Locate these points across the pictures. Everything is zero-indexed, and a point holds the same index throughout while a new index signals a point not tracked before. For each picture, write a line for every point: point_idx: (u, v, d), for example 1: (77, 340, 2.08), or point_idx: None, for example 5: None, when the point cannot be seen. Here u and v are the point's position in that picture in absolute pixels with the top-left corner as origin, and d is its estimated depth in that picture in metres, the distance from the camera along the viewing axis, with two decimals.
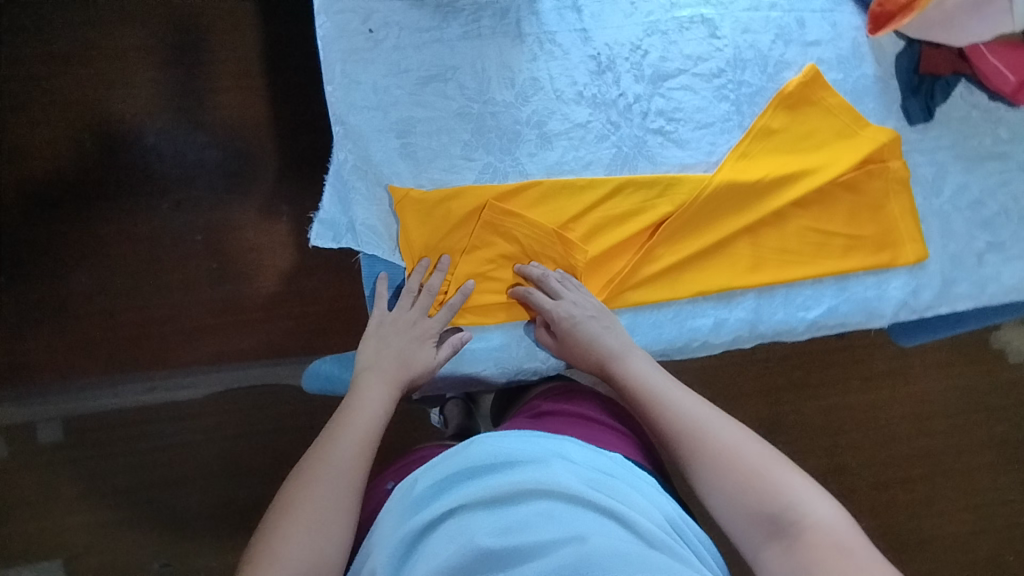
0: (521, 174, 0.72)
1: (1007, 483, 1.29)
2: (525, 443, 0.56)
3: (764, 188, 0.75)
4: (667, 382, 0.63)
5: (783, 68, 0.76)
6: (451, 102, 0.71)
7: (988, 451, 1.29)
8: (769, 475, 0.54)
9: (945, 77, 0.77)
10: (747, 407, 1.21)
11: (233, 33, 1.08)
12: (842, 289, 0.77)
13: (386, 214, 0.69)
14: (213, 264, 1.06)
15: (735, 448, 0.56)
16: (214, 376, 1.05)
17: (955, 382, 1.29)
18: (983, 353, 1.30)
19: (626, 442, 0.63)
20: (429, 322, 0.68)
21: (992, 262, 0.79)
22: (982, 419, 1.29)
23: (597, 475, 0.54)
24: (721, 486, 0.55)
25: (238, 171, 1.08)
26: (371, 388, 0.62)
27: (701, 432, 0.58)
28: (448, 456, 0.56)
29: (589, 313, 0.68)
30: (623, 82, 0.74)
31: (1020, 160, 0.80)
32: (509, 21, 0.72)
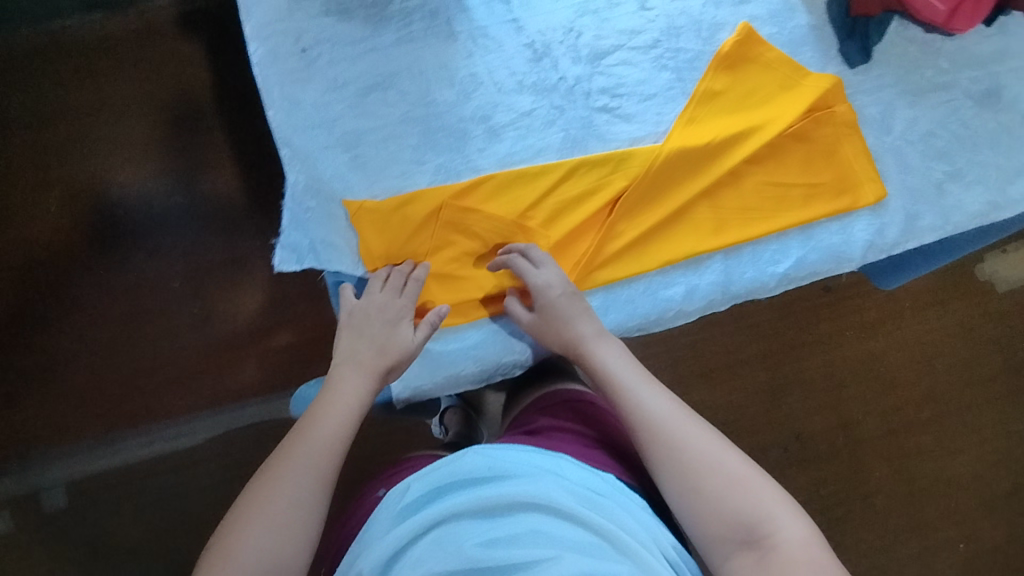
0: (474, 170, 0.72)
1: (1014, 412, 1.30)
2: (520, 458, 0.56)
3: (714, 151, 0.75)
4: (632, 372, 0.60)
5: (717, 30, 0.77)
6: (394, 109, 0.71)
7: (988, 381, 1.30)
8: (740, 481, 0.51)
9: (877, 16, 0.77)
10: (745, 373, 1.22)
11: (182, 76, 1.09)
12: (808, 239, 0.77)
13: (345, 228, 0.70)
14: (194, 306, 1.06)
15: (705, 449, 0.53)
16: (211, 420, 1.05)
17: (946, 318, 1.30)
18: (969, 287, 1.31)
19: (623, 465, 0.62)
20: (400, 301, 0.66)
21: (951, 191, 0.80)
22: (979, 351, 1.30)
23: (591, 496, 0.52)
24: (690, 484, 0.52)
25: (207, 211, 1.08)
26: (348, 384, 0.61)
27: (670, 428, 0.55)
28: (438, 465, 0.56)
29: (569, 289, 0.67)
30: (562, 65, 0.74)
31: (965, 87, 0.81)
32: (440, 21, 0.73)
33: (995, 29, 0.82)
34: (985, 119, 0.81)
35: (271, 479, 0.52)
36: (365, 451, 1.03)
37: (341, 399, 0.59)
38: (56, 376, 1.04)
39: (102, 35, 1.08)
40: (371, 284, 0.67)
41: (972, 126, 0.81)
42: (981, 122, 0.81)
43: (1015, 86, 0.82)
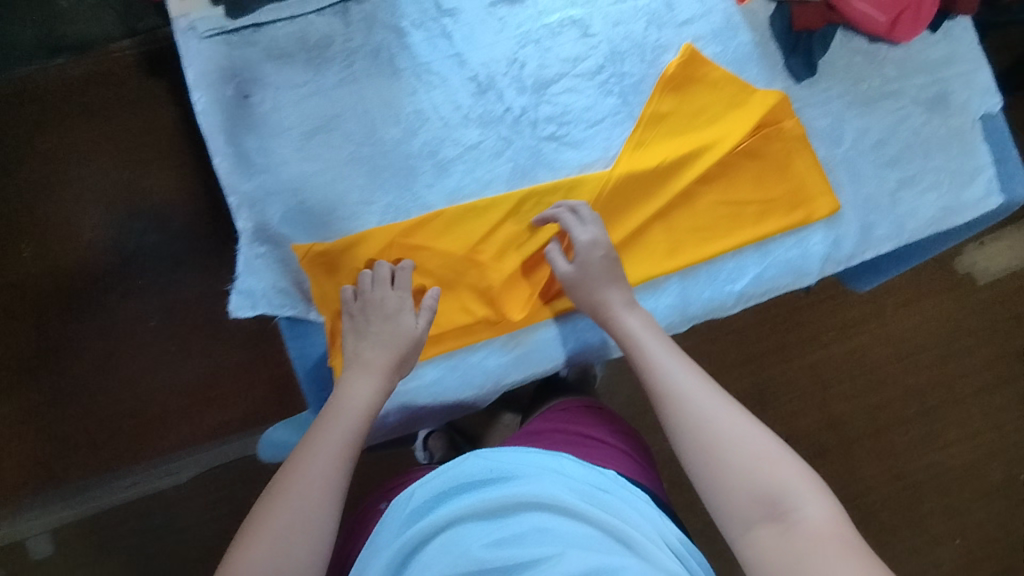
0: (423, 207, 0.72)
1: (1002, 402, 1.30)
2: (524, 456, 0.59)
3: (664, 173, 0.75)
4: (659, 348, 0.65)
5: (661, 52, 0.77)
6: (340, 150, 0.71)
7: (975, 374, 1.29)
8: (762, 456, 0.56)
9: (820, 31, 0.76)
10: (731, 379, 1.22)
11: (141, 111, 1.06)
12: (765, 255, 0.77)
13: (296, 273, 0.70)
14: (169, 346, 1.05)
15: (729, 425, 0.58)
16: (195, 458, 1.04)
17: (929, 314, 1.29)
18: (952, 280, 1.30)
19: (621, 460, 0.67)
20: (393, 292, 0.67)
21: (906, 199, 0.80)
22: (965, 344, 1.30)
23: (593, 491, 0.56)
24: (713, 453, 0.57)
25: (175, 252, 1.07)
26: (357, 388, 0.63)
27: (696, 403, 0.60)
28: (441, 470, 0.59)
29: (610, 257, 0.70)
30: (507, 96, 0.74)
31: (914, 94, 0.81)
32: (381, 60, 0.72)
33: (940, 33, 0.82)
34: (935, 125, 0.81)
35: (288, 493, 0.55)
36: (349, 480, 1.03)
37: (352, 406, 0.62)
38: (36, 423, 1.03)
39: (54, 77, 1.04)
40: (361, 281, 0.68)
41: (923, 133, 0.81)
42: (931, 128, 0.81)
43: (963, 90, 0.82)
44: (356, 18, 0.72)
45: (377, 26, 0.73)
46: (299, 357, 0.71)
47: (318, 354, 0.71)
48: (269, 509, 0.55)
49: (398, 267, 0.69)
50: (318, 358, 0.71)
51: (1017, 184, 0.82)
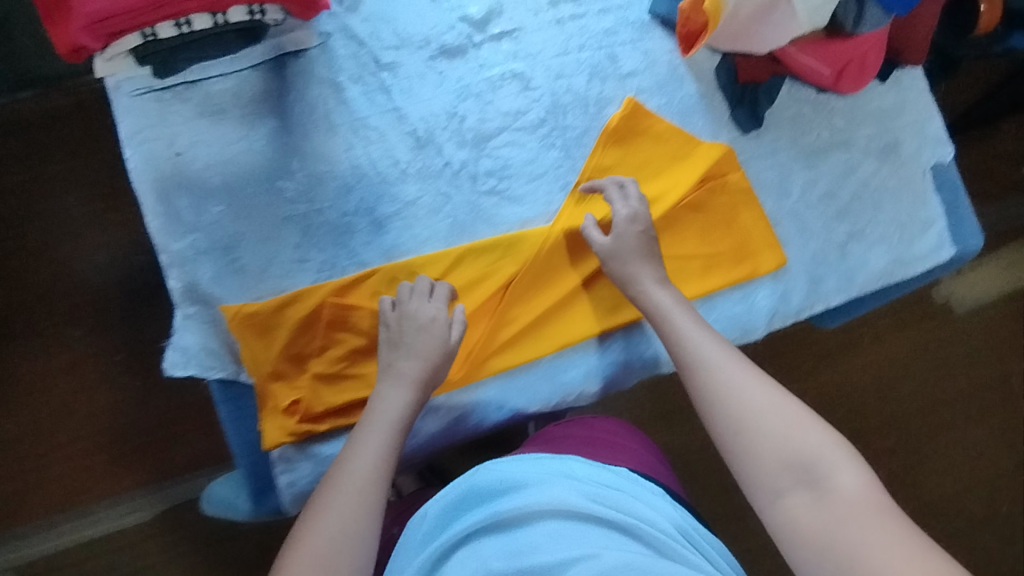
0: (360, 264, 0.71)
1: (977, 433, 1.29)
2: (534, 466, 0.59)
3: (608, 228, 0.74)
4: (688, 324, 0.67)
5: (604, 105, 0.76)
6: (275, 207, 0.70)
7: (950, 405, 1.28)
8: (793, 428, 0.58)
9: (765, 82, 0.76)
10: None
11: (88, 134, 0.99)
12: (712, 310, 0.76)
13: (226, 335, 0.69)
14: (114, 384, 0.99)
15: (760, 397, 0.60)
16: (140, 501, 0.99)
17: (905, 344, 1.27)
18: (929, 309, 1.29)
19: (627, 454, 0.70)
20: (429, 304, 0.68)
21: (855, 251, 0.79)
22: (939, 376, 1.28)
23: (602, 490, 0.56)
24: (744, 424, 0.59)
25: (111, 283, 1.00)
26: (391, 398, 0.65)
27: (728, 377, 0.62)
28: (454, 485, 0.60)
29: (643, 236, 0.70)
30: (447, 150, 0.73)
31: (863, 145, 0.80)
32: (318, 116, 0.71)
33: (890, 82, 0.81)
34: (884, 176, 0.80)
35: (324, 511, 0.58)
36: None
37: (386, 413, 0.64)
38: None
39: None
40: (401, 292, 0.69)
41: (872, 184, 0.80)
42: (880, 179, 0.80)
43: (913, 140, 0.81)
44: (293, 73, 0.71)
45: (314, 80, 0.71)
46: (229, 419, 0.69)
47: (248, 416, 0.69)
48: (309, 527, 0.57)
49: (436, 282, 0.70)
50: (248, 420, 0.69)
51: (969, 235, 0.81)
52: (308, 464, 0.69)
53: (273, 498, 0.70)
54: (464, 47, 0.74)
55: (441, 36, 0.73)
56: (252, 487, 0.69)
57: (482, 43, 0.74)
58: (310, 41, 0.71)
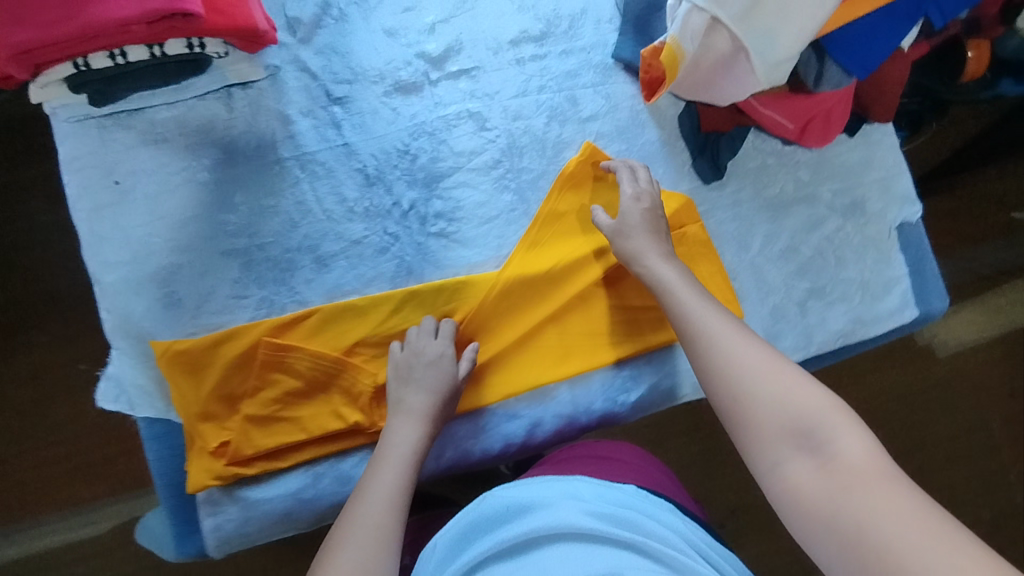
0: (300, 303, 0.69)
1: (955, 482, 1.25)
2: (540, 489, 0.59)
3: (558, 276, 0.72)
4: (691, 295, 0.64)
5: (562, 148, 0.74)
6: (214, 241, 0.68)
7: (930, 449, 1.25)
8: (793, 392, 0.54)
9: (729, 131, 0.75)
10: (682, 448, 1.12)
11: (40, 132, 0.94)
12: (661, 364, 0.75)
13: (157, 371, 0.67)
14: (50, 398, 0.94)
15: (760, 361, 0.57)
16: (98, 513, 0.94)
17: (886, 385, 1.25)
18: (911, 352, 1.26)
19: (637, 473, 0.67)
20: (435, 342, 0.67)
21: (815, 309, 0.76)
22: (920, 419, 1.25)
23: (610, 509, 0.56)
24: (742, 390, 0.56)
25: (56, 292, 0.94)
26: (403, 434, 0.64)
27: (727, 341, 0.59)
28: (464, 514, 0.60)
29: (642, 210, 0.69)
30: (397, 189, 0.71)
31: (828, 200, 0.78)
32: (265, 149, 0.69)
33: (858, 137, 0.79)
34: (849, 232, 0.78)
35: (342, 548, 0.56)
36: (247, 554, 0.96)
37: (398, 451, 0.63)
38: None
39: None
40: (408, 336, 0.68)
41: (836, 241, 0.78)
42: (845, 235, 0.78)
43: (880, 198, 0.79)
44: (240, 104, 0.69)
45: (262, 113, 0.69)
46: (154, 458, 0.67)
47: (176, 455, 0.68)
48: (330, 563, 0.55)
49: (442, 320, 0.69)
50: (175, 460, 0.68)
51: (934, 297, 0.80)
52: (233, 509, 0.67)
53: (198, 541, 0.68)
54: (420, 83, 0.72)
55: (396, 72, 0.72)
56: (177, 529, 0.68)
57: (439, 80, 0.73)
58: (257, 74, 0.69)
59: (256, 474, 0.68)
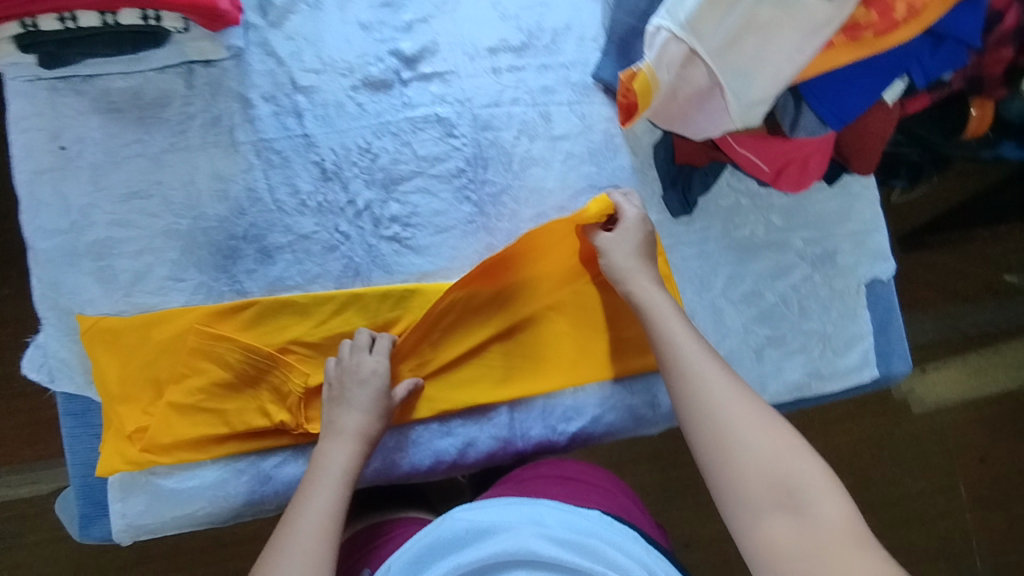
0: (238, 293, 0.67)
1: (921, 541, 1.22)
2: (502, 511, 0.58)
3: (508, 294, 0.70)
4: (685, 332, 0.63)
5: (530, 164, 0.72)
6: (156, 219, 0.66)
7: (897, 505, 1.22)
8: (776, 452, 0.54)
9: (703, 167, 0.72)
10: (637, 476, 1.09)
11: None
12: (608, 397, 0.72)
13: (80, 346, 0.65)
14: None
15: (745, 410, 0.56)
16: (38, 474, 0.93)
17: (856, 436, 1.22)
18: (887, 404, 1.24)
19: (603, 498, 0.65)
20: (370, 358, 0.65)
21: (772, 357, 0.74)
22: (887, 474, 1.22)
23: (572, 537, 0.54)
24: (728, 437, 0.55)
25: (16, 249, 0.93)
26: (333, 455, 0.61)
27: (714, 385, 0.58)
28: (422, 535, 0.58)
29: (638, 240, 0.68)
30: (353, 187, 0.69)
31: (799, 248, 0.76)
32: (220, 130, 0.67)
33: (837, 186, 0.77)
34: (816, 283, 0.76)
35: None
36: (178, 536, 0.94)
37: (328, 472, 0.60)
38: None
39: None
40: (341, 351, 0.65)
41: (803, 290, 0.75)
42: (812, 286, 0.76)
43: (852, 251, 0.77)
44: (201, 81, 0.67)
45: (222, 93, 0.67)
46: (68, 435, 0.65)
47: (90, 435, 0.65)
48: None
49: (379, 333, 0.67)
50: (89, 439, 0.65)
51: (896, 358, 0.78)
52: (144, 496, 0.64)
53: (104, 525, 0.65)
54: (390, 81, 0.70)
55: (366, 67, 0.70)
56: (83, 510, 0.65)
57: (410, 80, 0.71)
58: (219, 54, 0.67)
59: (168, 465, 0.64)
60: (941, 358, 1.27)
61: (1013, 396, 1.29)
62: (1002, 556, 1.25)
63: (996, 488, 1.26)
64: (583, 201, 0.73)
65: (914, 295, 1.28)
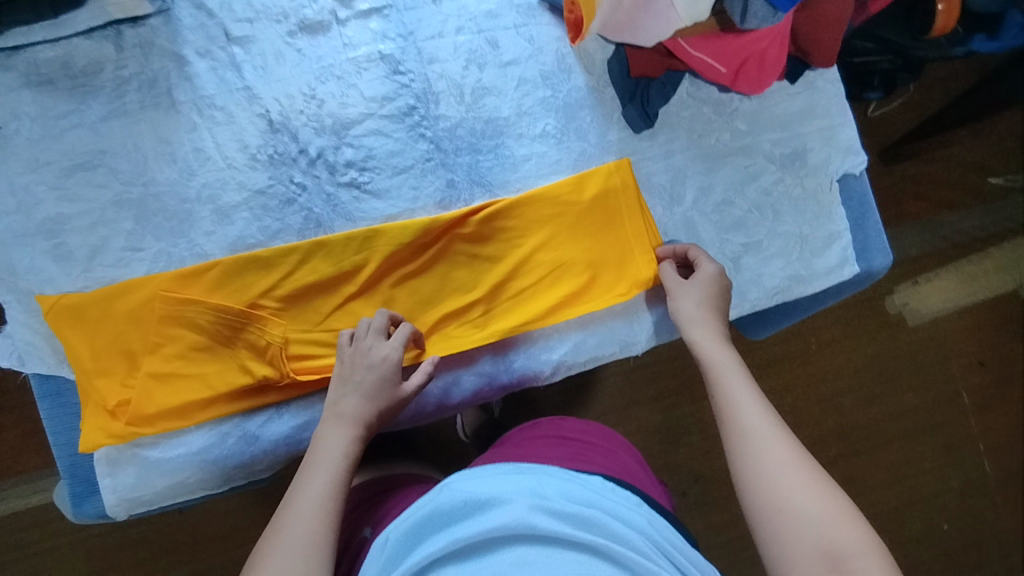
0: (199, 256, 0.65)
1: (929, 451, 1.22)
2: (502, 481, 0.52)
3: (489, 238, 0.69)
4: (739, 382, 0.60)
5: (483, 95, 0.70)
6: (104, 190, 0.64)
7: (900, 419, 1.22)
8: (833, 521, 0.49)
9: (661, 77, 0.69)
10: (639, 415, 1.09)
11: None
12: (588, 324, 0.71)
13: (46, 327, 0.63)
14: None
15: (791, 471, 0.52)
16: (44, 482, 0.93)
17: (855, 355, 1.21)
18: (882, 319, 1.23)
19: (606, 458, 0.64)
20: (389, 347, 0.62)
21: (749, 265, 0.73)
22: (890, 388, 1.22)
23: (573, 508, 0.49)
24: (775, 496, 0.51)
25: None
26: (332, 440, 0.59)
27: (762, 439, 0.55)
28: (416, 506, 0.52)
29: (706, 287, 0.66)
30: (303, 136, 0.67)
31: (767, 150, 0.74)
32: (158, 91, 0.65)
33: (801, 84, 0.75)
34: (788, 185, 0.74)
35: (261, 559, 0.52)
36: (188, 516, 0.95)
37: (324, 450, 0.58)
38: None
39: None
40: (358, 327, 0.64)
41: (774, 194, 0.74)
42: (784, 188, 0.74)
43: (822, 149, 0.75)
44: (131, 43, 0.65)
45: (154, 52, 0.66)
46: (46, 417, 0.65)
47: (71, 414, 0.65)
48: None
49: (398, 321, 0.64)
50: (69, 418, 0.65)
51: (875, 253, 0.77)
52: (131, 469, 0.63)
53: (97, 502, 0.64)
54: (328, 22, 0.68)
55: (301, 10, 0.68)
56: (73, 489, 0.64)
57: (349, 19, 0.69)
58: (143, 9, 0.65)
59: (152, 436, 0.63)
60: (932, 268, 1.26)
61: (1006, 298, 1.28)
62: (1008, 458, 1.26)
63: (996, 391, 1.26)
64: (541, 127, 0.71)
65: (900, 207, 1.26)
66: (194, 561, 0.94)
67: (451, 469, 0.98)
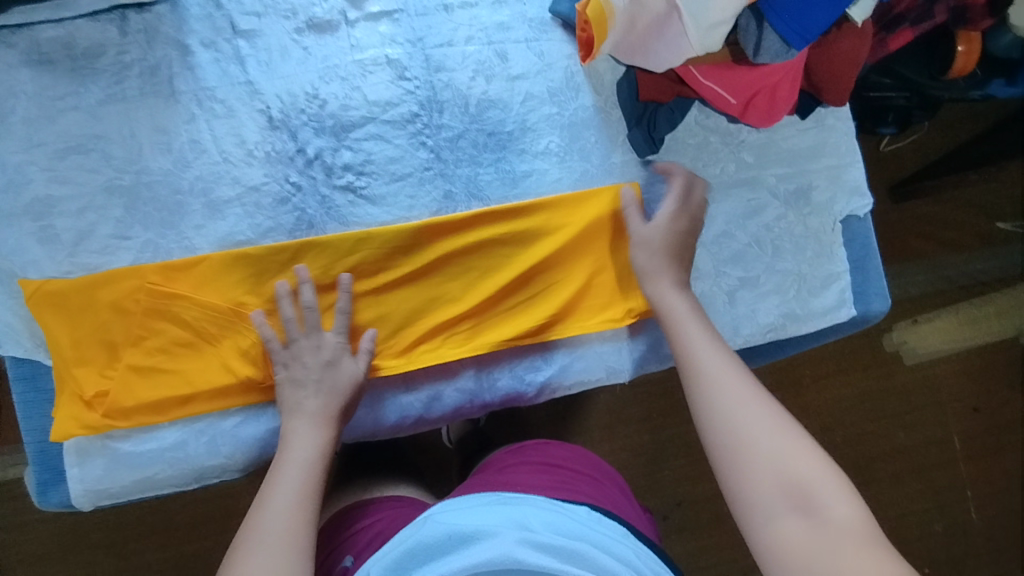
0: (187, 250, 0.64)
1: (915, 492, 1.21)
2: (485, 513, 0.51)
3: (482, 252, 0.67)
4: (697, 327, 0.60)
5: (487, 107, 0.69)
6: (95, 175, 0.63)
7: (889, 459, 1.20)
8: (789, 457, 0.49)
9: (668, 103, 0.69)
10: (625, 435, 1.08)
11: None
12: (575, 349, 0.70)
13: (27, 310, 0.62)
14: None
15: (748, 411, 0.52)
16: (17, 457, 0.92)
17: (847, 391, 1.19)
18: (878, 356, 1.21)
19: (592, 487, 0.62)
20: (330, 335, 0.63)
21: (744, 300, 0.72)
22: (880, 427, 1.20)
23: (561, 541, 0.47)
24: (736, 440, 0.51)
25: None
26: (302, 434, 0.59)
27: (720, 382, 0.55)
28: (399, 539, 0.50)
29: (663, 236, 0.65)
30: (302, 136, 0.66)
31: (771, 185, 0.73)
32: (159, 79, 0.64)
33: (811, 120, 0.74)
34: (791, 222, 0.73)
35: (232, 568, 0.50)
36: (162, 505, 0.94)
37: (296, 456, 0.57)
38: None
39: None
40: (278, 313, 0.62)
41: (776, 230, 0.73)
42: (786, 225, 0.73)
43: (827, 187, 0.74)
44: (135, 28, 0.64)
45: (158, 39, 0.65)
46: (19, 400, 0.64)
47: (44, 400, 0.64)
48: None
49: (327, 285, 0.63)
50: (43, 404, 0.64)
51: (874, 297, 0.75)
52: (101, 460, 0.62)
53: (63, 490, 0.63)
54: (336, 22, 0.68)
55: (311, 8, 0.67)
56: (40, 476, 0.63)
57: (357, 21, 0.68)
58: None
59: (125, 429, 0.62)
60: (934, 309, 1.24)
61: (1004, 345, 1.26)
62: (995, 506, 1.24)
63: (987, 438, 1.25)
64: (544, 144, 0.70)
65: (906, 245, 1.24)
66: (163, 548, 0.93)
67: (432, 475, 0.97)
